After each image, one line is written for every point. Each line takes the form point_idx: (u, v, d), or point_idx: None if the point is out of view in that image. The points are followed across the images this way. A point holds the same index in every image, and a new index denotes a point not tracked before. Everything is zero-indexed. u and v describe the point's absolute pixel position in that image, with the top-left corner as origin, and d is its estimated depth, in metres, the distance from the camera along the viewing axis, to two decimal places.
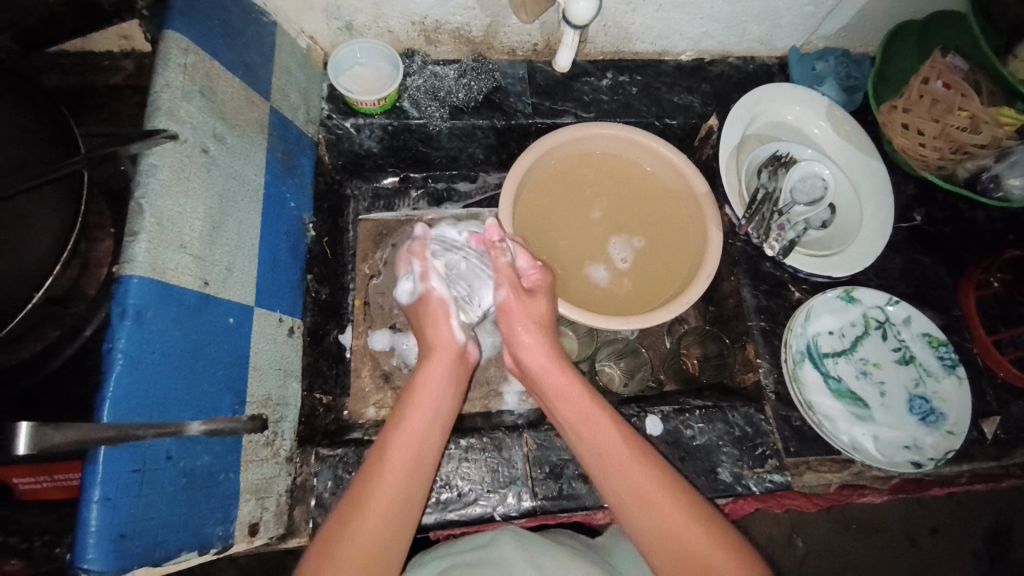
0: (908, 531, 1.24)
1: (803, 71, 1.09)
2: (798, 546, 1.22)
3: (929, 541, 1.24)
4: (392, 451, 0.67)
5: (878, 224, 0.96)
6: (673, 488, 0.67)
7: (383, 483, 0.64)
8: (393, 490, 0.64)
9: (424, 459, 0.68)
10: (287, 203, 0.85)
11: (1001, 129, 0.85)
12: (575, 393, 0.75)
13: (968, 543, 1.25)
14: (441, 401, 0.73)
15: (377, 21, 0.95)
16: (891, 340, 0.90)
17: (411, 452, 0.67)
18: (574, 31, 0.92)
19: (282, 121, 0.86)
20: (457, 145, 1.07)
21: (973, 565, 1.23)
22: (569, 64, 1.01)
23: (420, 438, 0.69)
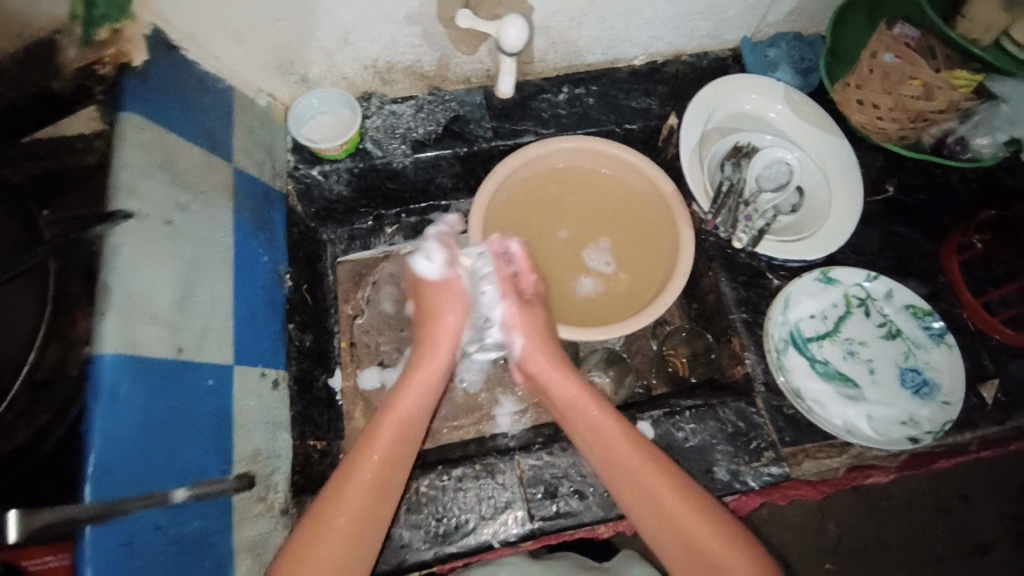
0: (937, 505, 1.21)
1: (756, 60, 1.08)
2: (828, 535, 1.19)
3: (962, 512, 1.21)
4: (342, 506, 0.67)
5: (847, 200, 0.96)
6: (670, 483, 0.69)
7: (360, 478, 0.68)
8: (370, 480, 0.69)
9: (403, 453, 0.72)
10: (260, 259, 0.87)
11: (957, 92, 0.81)
12: (574, 397, 0.76)
13: (1003, 506, 1.21)
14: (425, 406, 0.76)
15: (331, 70, 0.98)
16: (875, 317, 0.89)
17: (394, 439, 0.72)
18: (512, 57, 0.94)
19: (248, 180, 0.89)
20: (424, 177, 1.09)
21: (1011, 529, 1.20)
22: (512, 90, 1.02)
23: (402, 435, 0.73)
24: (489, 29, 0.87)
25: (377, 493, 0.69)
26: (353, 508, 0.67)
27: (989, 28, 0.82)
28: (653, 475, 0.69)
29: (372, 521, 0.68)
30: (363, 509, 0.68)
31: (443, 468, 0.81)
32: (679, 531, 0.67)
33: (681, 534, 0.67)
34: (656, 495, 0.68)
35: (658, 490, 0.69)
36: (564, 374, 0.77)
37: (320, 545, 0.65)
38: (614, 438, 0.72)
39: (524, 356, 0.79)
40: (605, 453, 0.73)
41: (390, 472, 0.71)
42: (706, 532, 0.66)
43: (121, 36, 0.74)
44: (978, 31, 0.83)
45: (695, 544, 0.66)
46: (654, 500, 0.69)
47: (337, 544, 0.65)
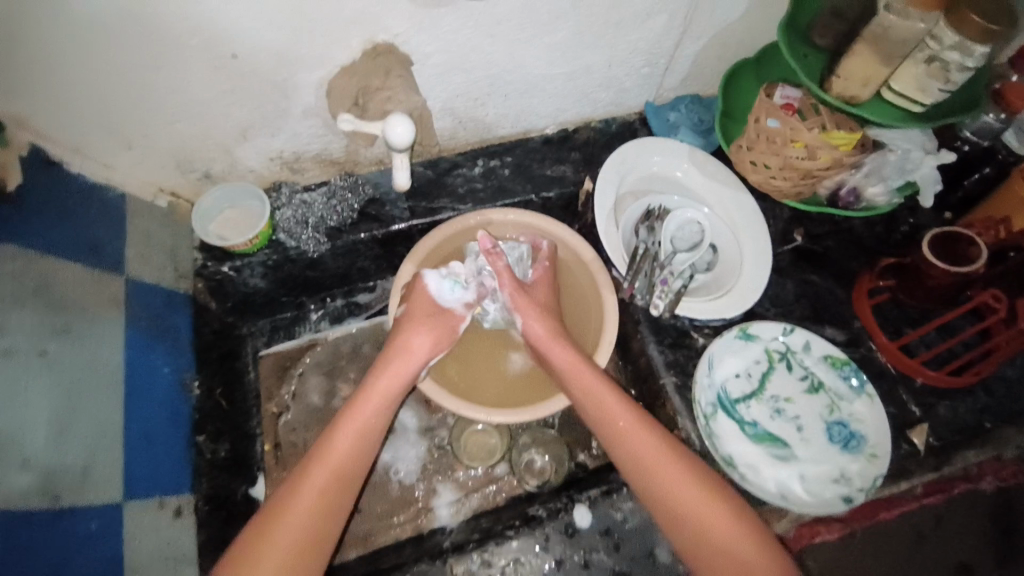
0: None
1: (659, 123, 1.12)
2: None
3: None
4: (310, 476, 0.74)
5: (757, 254, 0.99)
6: (687, 467, 0.76)
7: (322, 473, 0.74)
8: (334, 474, 0.75)
9: (366, 443, 0.79)
10: (160, 370, 0.82)
11: (837, 152, 0.85)
12: (587, 379, 0.84)
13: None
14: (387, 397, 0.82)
15: (235, 166, 0.95)
16: (797, 370, 0.90)
17: (333, 474, 0.75)
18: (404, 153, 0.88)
19: (145, 290, 0.85)
20: (344, 262, 1.07)
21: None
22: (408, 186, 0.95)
23: (362, 427, 0.79)
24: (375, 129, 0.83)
25: (340, 473, 0.76)
26: (308, 510, 0.72)
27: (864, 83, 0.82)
28: (672, 463, 0.76)
29: (335, 497, 0.74)
30: (329, 483, 0.74)
31: None
32: (661, 477, 0.76)
33: (664, 480, 0.76)
34: (676, 489, 0.75)
35: (644, 448, 0.78)
36: (568, 357, 0.86)
37: (295, 501, 0.72)
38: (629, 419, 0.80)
39: (536, 337, 0.89)
40: (624, 446, 0.79)
41: (352, 471, 0.77)
42: (686, 481, 0.75)
43: None
44: (856, 87, 0.83)
45: (676, 491, 0.75)
46: (663, 483, 0.76)
47: (307, 515, 0.72)
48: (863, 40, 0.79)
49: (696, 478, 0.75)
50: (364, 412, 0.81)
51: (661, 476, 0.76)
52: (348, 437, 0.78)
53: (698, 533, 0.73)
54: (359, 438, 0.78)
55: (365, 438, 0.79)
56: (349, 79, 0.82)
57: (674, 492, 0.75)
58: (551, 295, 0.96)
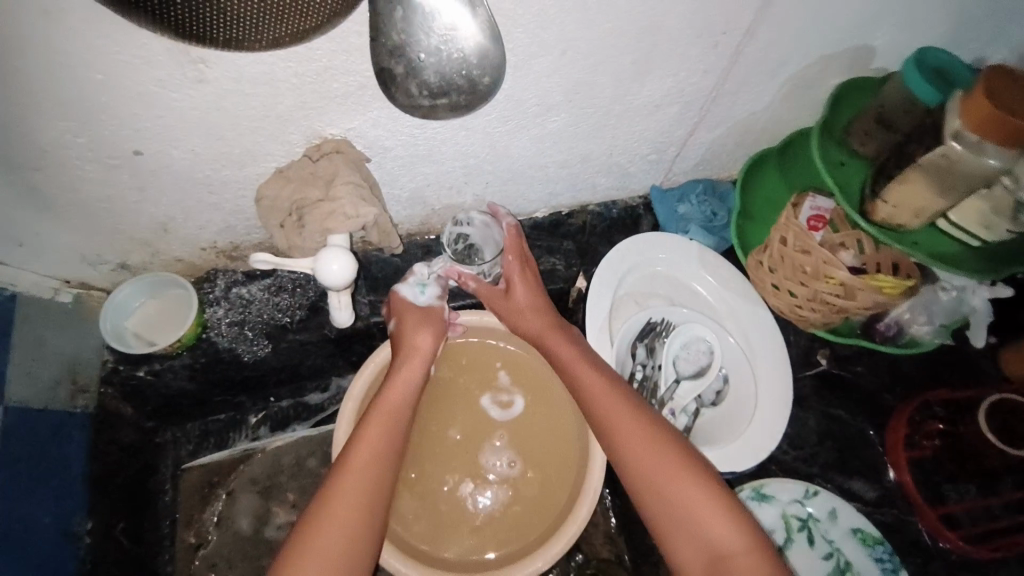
0: None
1: (666, 212, 0.97)
2: None
3: None
4: (344, 473, 0.67)
5: (776, 386, 0.83)
6: (707, 489, 0.64)
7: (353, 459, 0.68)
8: (360, 465, 0.68)
9: (383, 455, 0.69)
10: (41, 521, 0.67)
11: (880, 297, 0.68)
12: (610, 397, 0.72)
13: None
14: (398, 413, 0.73)
15: (158, 255, 0.80)
16: (820, 544, 0.75)
17: (370, 468, 0.68)
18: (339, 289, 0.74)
19: (29, 419, 0.69)
20: (291, 360, 0.90)
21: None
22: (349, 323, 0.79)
23: (378, 448, 0.70)
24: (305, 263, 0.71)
25: (372, 472, 0.68)
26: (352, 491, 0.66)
27: (916, 215, 0.69)
28: (675, 459, 0.66)
29: (371, 496, 0.67)
30: (364, 487, 0.67)
31: None
32: (656, 491, 0.66)
33: (659, 492, 0.65)
34: (703, 520, 0.63)
35: (632, 438, 0.69)
36: (595, 374, 0.75)
37: (334, 502, 0.65)
38: (652, 431, 0.69)
39: (535, 331, 0.82)
40: (644, 452, 0.68)
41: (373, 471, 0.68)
42: (688, 493, 0.64)
43: None
44: (905, 216, 0.70)
45: (676, 507, 0.64)
46: (683, 507, 0.64)
47: (349, 520, 0.65)
48: (919, 169, 0.65)
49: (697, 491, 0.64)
50: (390, 405, 0.73)
51: (672, 484, 0.65)
52: (378, 428, 0.71)
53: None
54: (387, 429, 0.71)
55: (394, 406, 0.74)
56: (283, 189, 0.69)
57: (682, 517, 0.64)
58: (536, 293, 0.85)
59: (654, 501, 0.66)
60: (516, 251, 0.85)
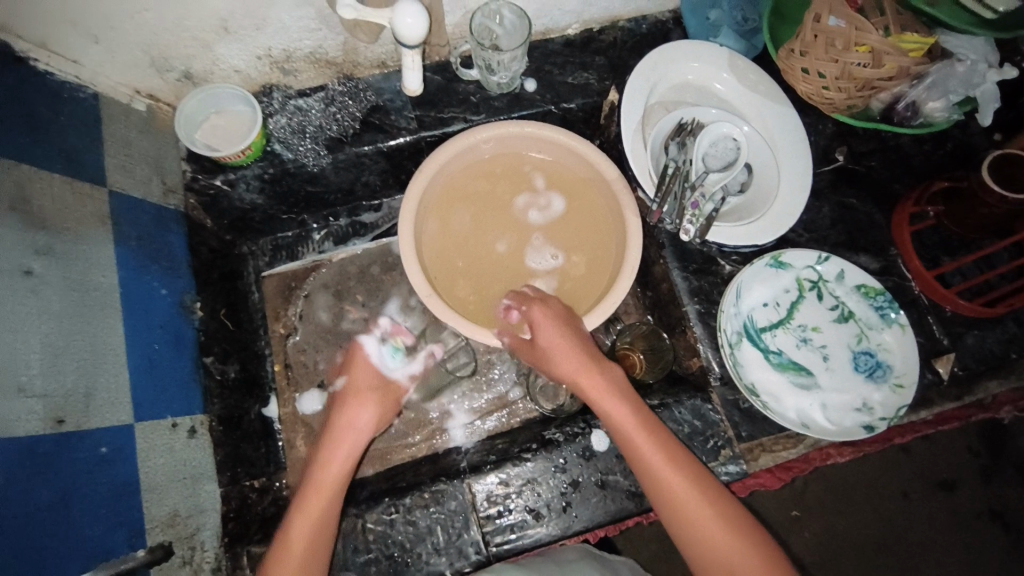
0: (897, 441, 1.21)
1: (698, 24, 0.99)
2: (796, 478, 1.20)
3: (921, 446, 1.21)
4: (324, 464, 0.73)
5: (797, 176, 0.91)
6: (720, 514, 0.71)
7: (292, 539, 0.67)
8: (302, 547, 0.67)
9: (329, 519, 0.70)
10: (157, 293, 0.77)
11: (906, 57, 0.77)
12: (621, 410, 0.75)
13: (967, 441, 1.21)
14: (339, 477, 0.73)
15: (218, 64, 0.84)
16: (828, 299, 0.87)
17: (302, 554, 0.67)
18: (415, 50, 0.79)
19: (131, 206, 0.78)
20: (348, 177, 0.98)
21: (976, 463, 1.21)
22: (419, 88, 0.87)
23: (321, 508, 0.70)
24: (382, 20, 0.74)
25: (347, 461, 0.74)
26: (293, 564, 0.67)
27: None
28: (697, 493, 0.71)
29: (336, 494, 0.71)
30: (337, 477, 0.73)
31: (389, 501, 0.78)
32: (645, 463, 0.73)
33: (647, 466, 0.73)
34: (725, 552, 0.69)
35: (660, 467, 0.72)
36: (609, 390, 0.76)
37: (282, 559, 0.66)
38: (655, 458, 0.73)
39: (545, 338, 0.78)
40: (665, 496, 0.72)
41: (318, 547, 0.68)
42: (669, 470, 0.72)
43: None
44: None
45: (655, 469, 0.72)
46: (697, 523, 0.70)
47: (312, 516, 0.69)
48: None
49: (678, 460, 0.73)
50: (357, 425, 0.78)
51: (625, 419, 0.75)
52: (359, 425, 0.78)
53: (676, 501, 0.71)
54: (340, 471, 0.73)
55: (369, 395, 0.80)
56: None
57: (690, 523, 0.71)
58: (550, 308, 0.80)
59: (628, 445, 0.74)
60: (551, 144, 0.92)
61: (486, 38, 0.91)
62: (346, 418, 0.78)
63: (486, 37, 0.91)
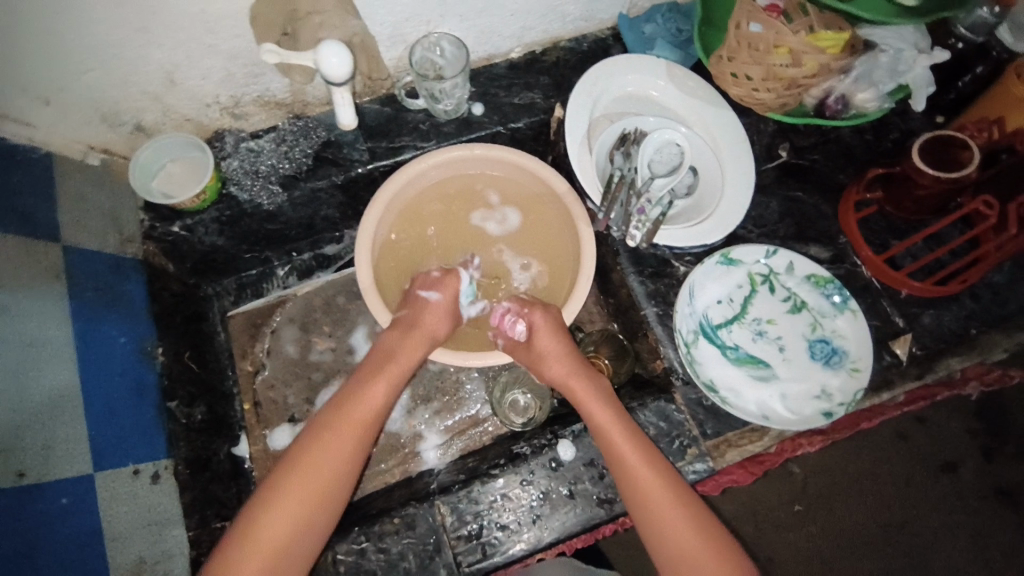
0: (894, 429, 1.21)
1: (635, 37, 1.03)
2: (797, 476, 1.18)
3: (919, 431, 1.21)
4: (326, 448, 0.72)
5: (741, 174, 0.94)
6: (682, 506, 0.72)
7: (293, 493, 0.68)
8: (298, 503, 0.68)
9: (331, 485, 0.70)
10: (117, 340, 0.79)
11: (823, 55, 0.79)
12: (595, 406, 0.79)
13: (966, 423, 1.22)
14: (349, 444, 0.73)
15: (169, 114, 0.87)
16: (780, 291, 0.89)
17: (298, 510, 0.68)
18: (342, 88, 0.82)
19: (87, 258, 0.79)
20: (306, 212, 1.00)
21: (975, 443, 1.21)
22: (352, 123, 0.92)
23: (322, 472, 0.71)
24: (307, 61, 0.77)
25: (357, 444, 0.74)
26: (285, 518, 0.67)
27: None
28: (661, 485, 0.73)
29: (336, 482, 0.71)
30: (339, 465, 0.72)
31: (358, 530, 0.77)
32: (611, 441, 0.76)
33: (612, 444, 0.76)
34: (686, 545, 0.70)
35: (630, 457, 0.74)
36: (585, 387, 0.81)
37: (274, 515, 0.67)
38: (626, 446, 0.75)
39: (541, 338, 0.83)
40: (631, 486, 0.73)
41: (313, 505, 0.69)
42: (632, 452, 0.75)
43: None
44: None
45: (620, 447, 0.75)
46: (661, 515, 0.71)
47: (317, 478, 0.70)
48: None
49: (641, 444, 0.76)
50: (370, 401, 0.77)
51: (593, 402, 0.80)
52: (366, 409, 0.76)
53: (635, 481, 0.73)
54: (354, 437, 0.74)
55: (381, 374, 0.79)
56: (275, 7, 0.74)
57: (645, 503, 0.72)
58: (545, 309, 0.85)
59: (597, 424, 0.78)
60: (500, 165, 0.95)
61: (429, 70, 0.94)
62: (376, 375, 0.79)
63: (429, 68, 0.94)
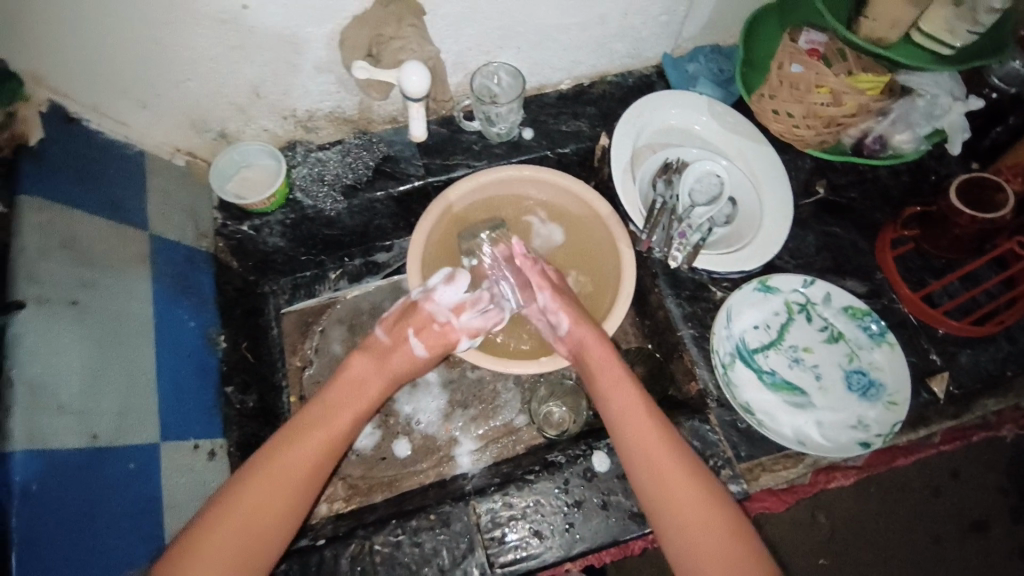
0: (927, 483, 1.19)
1: (678, 75, 1.09)
2: (822, 524, 1.16)
3: (951, 487, 1.18)
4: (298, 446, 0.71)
5: (779, 206, 0.97)
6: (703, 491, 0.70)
7: (244, 500, 0.65)
8: (252, 509, 0.65)
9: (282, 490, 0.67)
10: (186, 324, 0.84)
11: (862, 96, 0.84)
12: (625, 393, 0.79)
13: (995, 480, 1.18)
14: (306, 456, 0.70)
15: (249, 124, 0.95)
16: (817, 321, 0.91)
17: (250, 512, 0.65)
18: (418, 104, 0.90)
19: (166, 247, 0.86)
20: (362, 220, 1.07)
21: (1005, 502, 1.17)
22: (424, 135, 0.98)
23: (280, 478, 0.68)
24: (390, 77, 0.85)
25: (328, 449, 0.73)
26: (235, 524, 0.64)
27: (893, 25, 0.82)
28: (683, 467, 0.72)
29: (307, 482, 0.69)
30: (309, 466, 0.70)
31: (396, 522, 0.80)
32: (643, 442, 0.74)
33: (643, 446, 0.74)
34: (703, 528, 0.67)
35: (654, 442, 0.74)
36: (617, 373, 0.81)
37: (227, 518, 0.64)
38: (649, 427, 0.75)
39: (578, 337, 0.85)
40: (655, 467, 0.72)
41: (267, 513, 0.66)
42: (665, 453, 0.73)
43: (14, 119, 0.72)
44: (883, 30, 0.83)
45: (652, 449, 0.73)
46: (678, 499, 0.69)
47: (261, 488, 0.67)
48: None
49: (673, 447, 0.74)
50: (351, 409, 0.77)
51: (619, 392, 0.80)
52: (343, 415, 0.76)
53: (664, 484, 0.71)
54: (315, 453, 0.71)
55: (349, 396, 0.78)
56: (360, 30, 0.82)
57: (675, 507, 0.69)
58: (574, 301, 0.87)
59: (627, 429, 0.76)
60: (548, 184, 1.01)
61: (485, 95, 1.01)
62: (335, 397, 0.78)
63: (487, 95, 1.01)
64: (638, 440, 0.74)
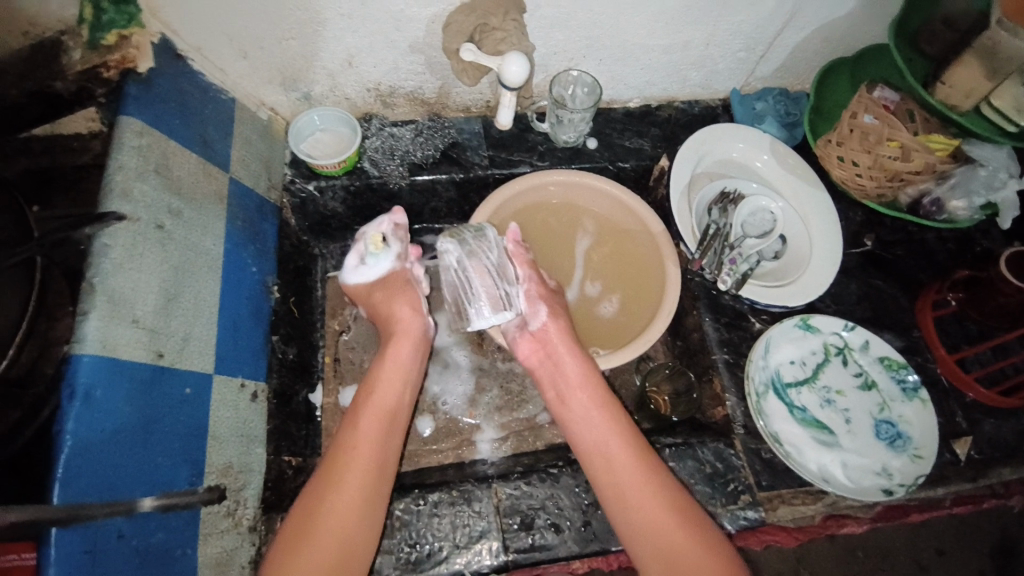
0: None
1: (745, 111, 1.13)
2: None
3: None
4: (357, 451, 0.75)
5: (828, 251, 1.00)
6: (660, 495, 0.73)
7: (346, 479, 0.72)
8: (355, 485, 0.72)
9: (383, 465, 0.76)
10: (248, 268, 0.87)
11: (931, 156, 0.89)
12: (582, 397, 0.82)
13: None
14: (382, 441, 0.77)
15: (334, 90, 0.99)
16: (852, 366, 0.93)
17: (354, 490, 0.72)
18: (512, 92, 0.97)
19: (242, 191, 0.90)
20: (419, 200, 1.10)
21: None
22: (509, 124, 1.06)
23: (376, 452, 0.76)
24: (491, 64, 0.90)
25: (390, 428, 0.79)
26: (346, 497, 0.71)
27: (968, 95, 0.87)
28: (632, 471, 0.75)
29: (367, 495, 0.73)
30: (379, 454, 0.76)
31: (418, 493, 0.81)
32: (613, 482, 0.75)
33: (614, 486, 0.75)
34: (655, 522, 0.72)
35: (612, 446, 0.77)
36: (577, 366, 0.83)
37: (331, 503, 0.71)
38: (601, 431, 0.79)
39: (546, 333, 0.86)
40: (606, 468, 0.76)
41: (376, 492, 0.74)
42: (650, 499, 0.73)
43: (128, 42, 0.76)
44: (958, 97, 0.88)
45: (624, 490, 0.74)
46: (631, 492, 0.74)
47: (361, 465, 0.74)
48: (973, 52, 0.84)
49: (655, 490, 0.74)
50: (394, 399, 0.81)
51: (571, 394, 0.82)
52: (366, 426, 0.77)
53: (628, 499, 0.74)
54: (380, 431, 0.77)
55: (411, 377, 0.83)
56: (467, 17, 0.87)
57: (646, 520, 0.72)
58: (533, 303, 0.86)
59: (602, 464, 0.77)
60: (608, 193, 1.03)
61: (559, 101, 1.04)
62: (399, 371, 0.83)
63: (562, 101, 1.04)
64: (615, 490, 0.75)
